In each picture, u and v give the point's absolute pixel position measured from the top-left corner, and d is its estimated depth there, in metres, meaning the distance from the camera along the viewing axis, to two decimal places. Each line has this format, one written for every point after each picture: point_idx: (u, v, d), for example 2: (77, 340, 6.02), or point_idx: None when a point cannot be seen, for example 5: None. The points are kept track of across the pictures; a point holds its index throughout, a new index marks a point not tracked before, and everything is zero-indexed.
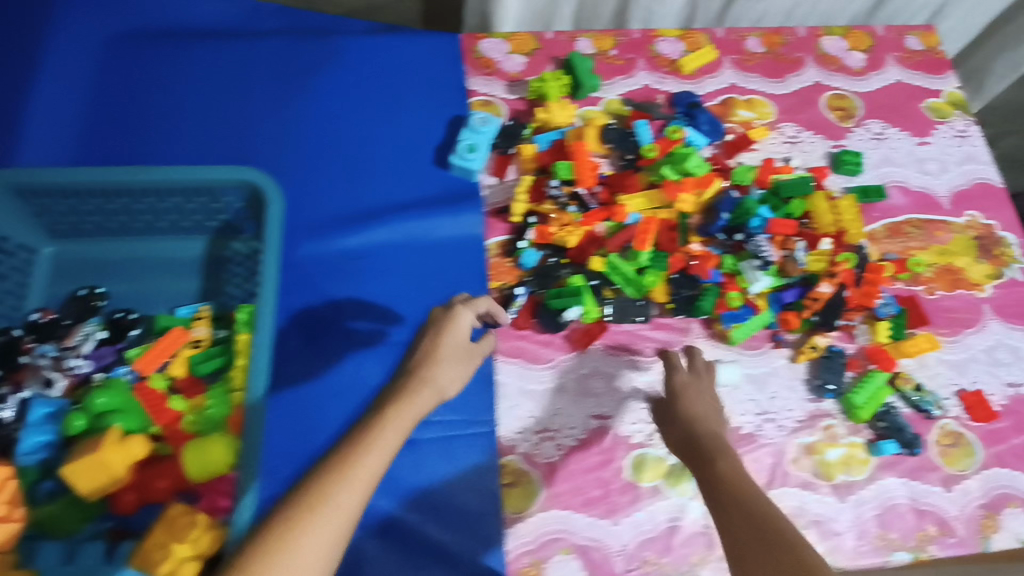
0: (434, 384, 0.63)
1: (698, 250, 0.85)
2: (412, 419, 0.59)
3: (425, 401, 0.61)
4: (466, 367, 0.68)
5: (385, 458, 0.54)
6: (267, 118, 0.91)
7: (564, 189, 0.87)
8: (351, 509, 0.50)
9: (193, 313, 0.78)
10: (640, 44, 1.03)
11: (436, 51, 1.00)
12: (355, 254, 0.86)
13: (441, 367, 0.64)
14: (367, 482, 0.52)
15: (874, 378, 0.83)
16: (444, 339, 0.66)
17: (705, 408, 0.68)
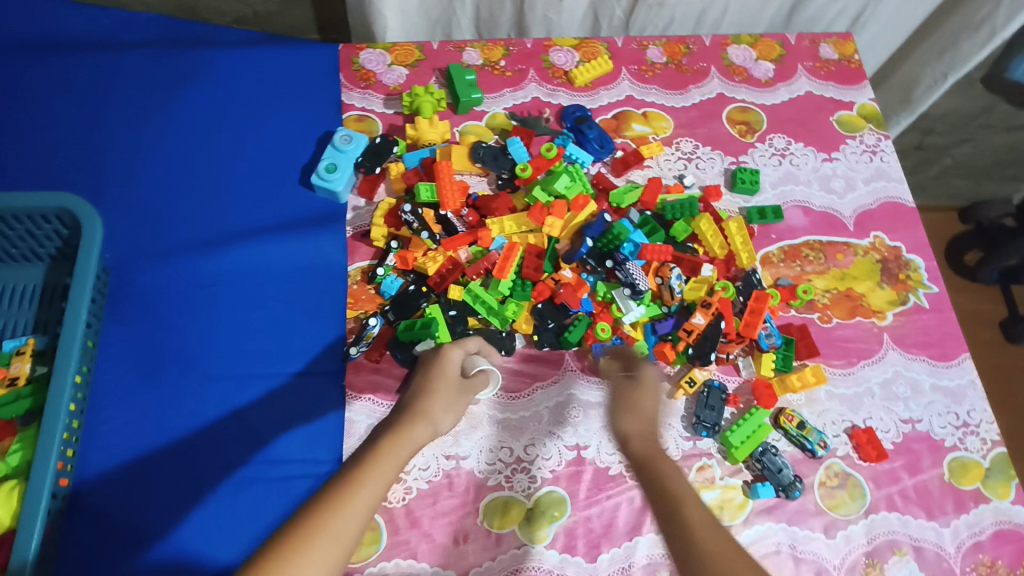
0: (430, 419, 0.61)
1: (568, 277, 0.79)
2: (408, 454, 0.56)
3: (421, 436, 0.59)
4: (458, 407, 0.66)
5: (380, 490, 0.51)
6: (127, 139, 0.88)
7: (416, 211, 0.81)
8: (348, 539, 0.48)
9: (16, 348, 0.72)
10: (533, 54, 0.98)
11: (314, 62, 0.95)
12: (206, 280, 0.82)
13: (435, 402, 0.63)
14: (366, 514, 0.49)
15: (754, 416, 0.78)
16: (436, 375, 0.66)
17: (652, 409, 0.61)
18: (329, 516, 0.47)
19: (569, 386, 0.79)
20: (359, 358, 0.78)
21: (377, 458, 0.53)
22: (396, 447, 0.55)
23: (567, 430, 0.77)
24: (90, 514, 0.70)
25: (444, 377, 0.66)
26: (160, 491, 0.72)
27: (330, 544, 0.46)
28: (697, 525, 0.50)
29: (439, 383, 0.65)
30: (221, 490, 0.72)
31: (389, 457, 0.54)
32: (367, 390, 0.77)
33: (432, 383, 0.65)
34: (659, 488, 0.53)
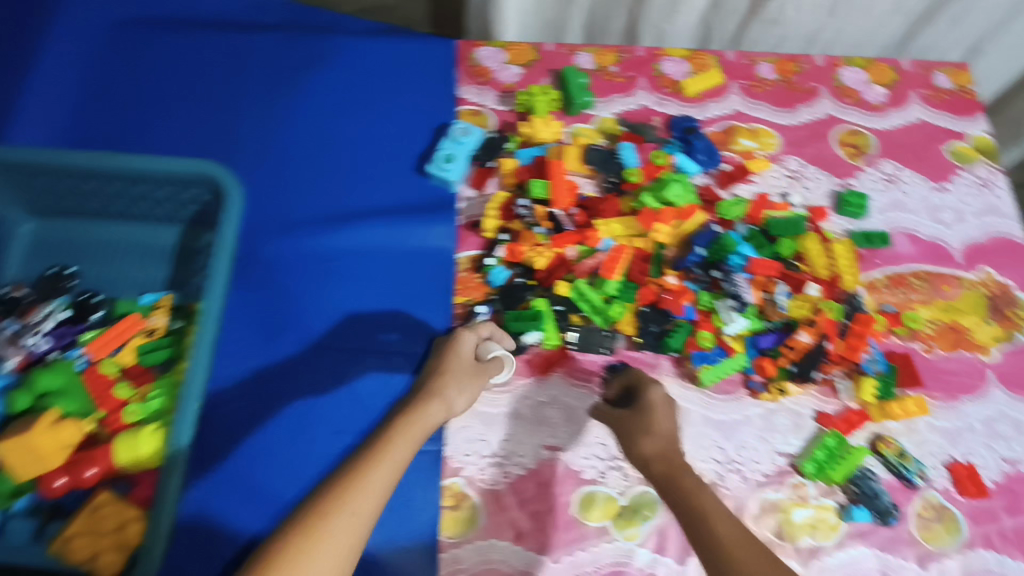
0: (443, 397, 0.71)
1: (673, 284, 0.81)
2: (423, 432, 0.67)
3: (434, 414, 0.69)
4: (475, 386, 0.74)
5: (395, 468, 0.61)
6: (257, 116, 0.93)
7: (531, 208, 0.84)
8: (367, 512, 0.56)
9: (154, 301, 0.78)
10: (643, 62, 0.99)
11: (432, 54, 0.98)
12: (325, 256, 0.86)
13: (449, 382, 0.73)
14: (382, 489, 0.59)
15: (855, 454, 0.77)
16: (450, 357, 0.76)
17: (671, 426, 0.70)
18: (354, 489, 0.57)
19: (666, 392, 0.80)
20: None
21: (388, 444, 0.63)
22: (409, 430, 0.66)
23: None
24: (208, 466, 0.75)
25: (457, 360, 0.75)
26: (273, 450, 0.76)
27: (348, 518, 0.55)
28: (719, 526, 0.58)
29: (453, 365, 0.75)
30: (330, 455, 0.76)
31: (404, 439, 0.64)
32: None
33: (446, 365, 0.75)
34: (681, 504, 0.62)
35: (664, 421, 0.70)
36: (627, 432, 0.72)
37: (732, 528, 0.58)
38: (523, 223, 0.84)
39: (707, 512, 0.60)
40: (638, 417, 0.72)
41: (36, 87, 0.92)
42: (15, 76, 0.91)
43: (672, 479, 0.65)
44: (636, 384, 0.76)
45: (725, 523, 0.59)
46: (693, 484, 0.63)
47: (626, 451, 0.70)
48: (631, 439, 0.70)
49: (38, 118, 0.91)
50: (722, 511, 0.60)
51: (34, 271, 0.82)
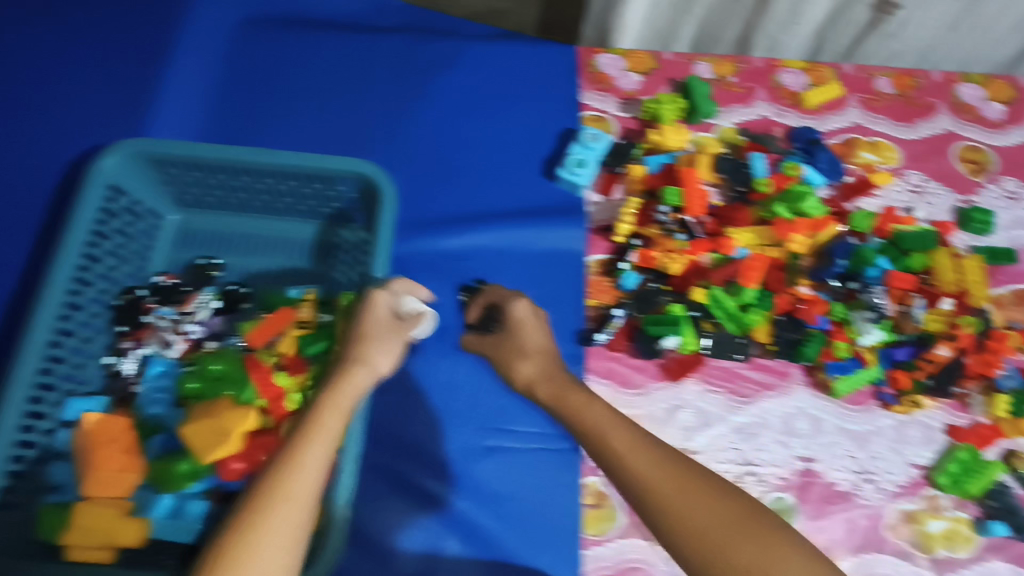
0: (368, 363, 0.60)
1: (806, 294, 0.82)
2: (353, 398, 0.57)
3: (360, 380, 0.59)
4: (398, 338, 0.65)
5: (331, 441, 0.53)
6: (383, 114, 0.94)
7: (673, 215, 0.85)
8: (306, 497, 0.50)
9: (301, 295, 0.79)
10: (763, 73, 0.99)
11: (555, 58, 0.98)
12: (456, 255, 0.86)
13: (370, 347, 0.62)
14: (324, 464, 0.52)
15: (989, 471, 0.77)
16: (364, 320, 0.64)
17: (545, 340, 0.68)
18: (281, 483, 0.49)
19: (798, 400, 0.81)
20: (602, 345, 0.81)
21: (317, 419, 0.54)
22: (334, 398, 0.56)
23: (795, 441, 0.80)
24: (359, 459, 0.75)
25: (374, 320, 0.64)
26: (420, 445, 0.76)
27: (291, 506, 0.49)
28: (665, 494, 0.52)
29: (373, 327, 0.63)
30: (471, 452, 0.76)
31: (330, 411, 0.55)
32: (606, 375, 0.81)
33: (362, 330, 0.63)
34: (617, 476, 0.55)
35: (530, 334, 0.68)
36: (498, 360, 0.70)
37: (677, 489, 0.52)
38: (661, 229, 0.85)
39: (622, 456, 0.55)
40: (512, 342, 0.69)
41: (167, 78, 0.90)
42: None
43: (601, 445, 0.56)
44: (503, 306, 0.74)
45: (674, 487, 0.52)
46: (581, 404, 0.60)
47: (509, 376, 0.68)
48: (513, 362, 0.67)
49: (165, 107, 0.90)
50: (667, 469, 0.53)
51: (182, 263, 0.84)
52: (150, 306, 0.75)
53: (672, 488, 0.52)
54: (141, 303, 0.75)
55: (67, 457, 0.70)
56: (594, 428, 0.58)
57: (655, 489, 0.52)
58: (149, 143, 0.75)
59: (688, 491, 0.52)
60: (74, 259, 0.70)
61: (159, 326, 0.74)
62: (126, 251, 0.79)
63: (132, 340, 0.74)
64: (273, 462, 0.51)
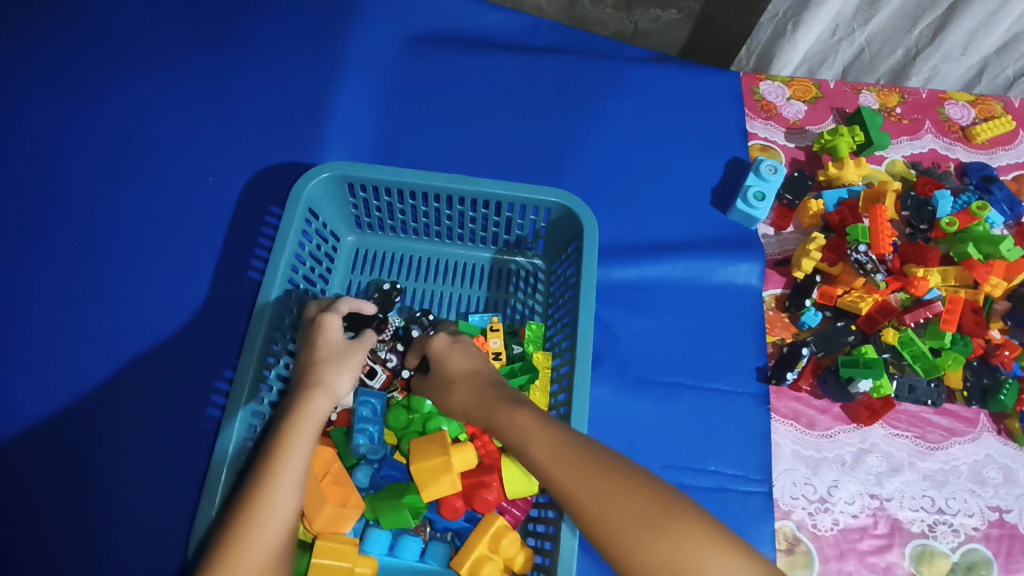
0: (327, 387, 0.60)
1: (999, 338, 0.81)
2: (315, 427, 0.57)
3: (321, 407, 0.58)
4: (356, 362, 0.64)
5: (300, 470, 0.53)
6: (548, 136, 0.93)
7: (868, 254, 0.81)
8: (281, 527, 0.51)
9: (486, 323, 0.79)
10: (929, 105, 0.98)
11: (719, 87, 0.98)
12: (633, 286, 0.85)
13: (326, 369, 0.62)
14: (292, 496, 0.52)
15: None
16: (317, 347, 0.64)
17: (469, 363, 0.65)
18: (251, 514, 0.50)
19: (987, 446, 0.79)
20: (787, 384, 0.80)
21: (284, 448, 0.54)
22: (300, 428, 0.56)
23: (987, 490, 0.77)
24: None
25: (325, 345, 0.64)
26: None
27: (262, 539, 0.49)
28: (555, 467, 0.51)
29: (322, 352, 0.63)
30: None
31: (296, 440, 0.55)
32: (790, 416, 0.80)
33: (314, 355, 0.63)
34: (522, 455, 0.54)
35: (455, 363, 0.65)
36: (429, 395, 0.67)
37: (568, 466, 0.50)
38: (853, 266, 0.82)
39: (526, 439, 0.54)
40: (434, 376, 0.66)
41: (337, 98, 0.92)
42: (320, 85, 0.92)
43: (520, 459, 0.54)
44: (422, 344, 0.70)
45: (566, 493, 0.49)
46: (502, 418, 0.57)
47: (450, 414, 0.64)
48: (443, 396, 0.64)
49: (339, 129, 0.90)
50: (573, 471, 0.50)
51: (360, 286, 0.84)
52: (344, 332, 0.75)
53: (568, 466, 0.50)
54: None
55: None
56: (516, 443, 0.54)
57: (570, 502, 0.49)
58: (353, 167, 0.76)
59: (579, 494, 0.49)
60: (284, 277, 0.71)
61: None
62: (314, 274, 0.79)
63: None
64: (243, 493, 0.52)
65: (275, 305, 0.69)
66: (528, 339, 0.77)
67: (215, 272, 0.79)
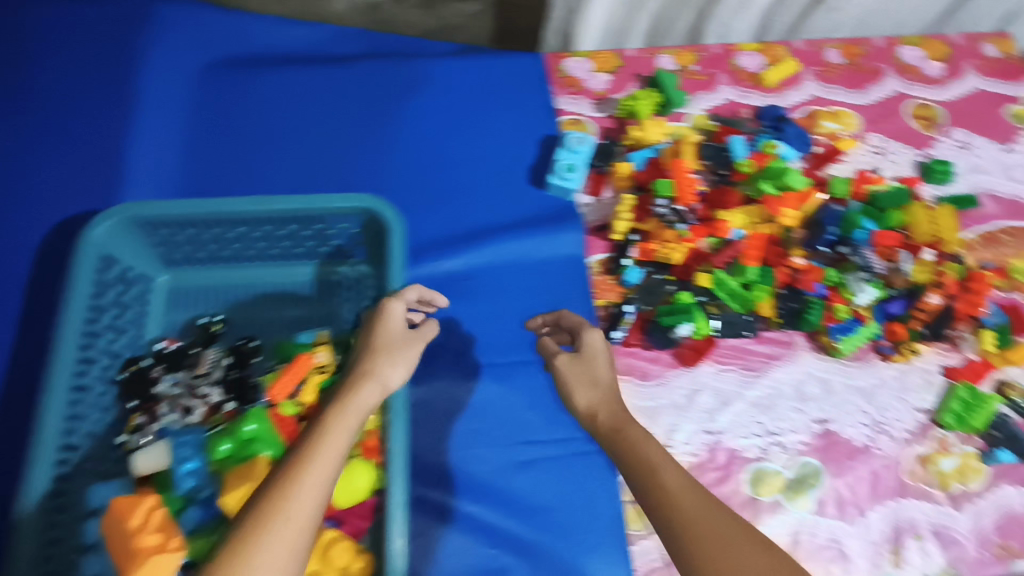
0: (377, 377, 0.59)
1: (802, 264, 0.86)
2: (358, 420, 0.55)
3: (368, 398, 0.57)
4: (409, 357, 0.62)
5: (337, 459, 0.51)
6: (361, 143, 0.94)
7: (670, 207, 0.87)
8: (308, 515, 0.47)
9: (312, 339, 0.77)
10: (721, 59, 1.04)
11: (522, 70, 1.01)
12: (459, 275, 0.86)
13: (381, 357, 0.60)
14: (323, 486, 0.48)
15: (989, 404, 0.82)
16: (378, 333, 0.63)
17: (606, 374, 0.63)
18: (281, 499, 0.46)
19: (806, 365, 0.85)
20: (618, 342, 0.83)
21: (325, 433, 0.52)
22: (342, 415, 0.54)
23: (809, 405, 0.83)
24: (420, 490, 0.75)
25: (386, 333, 0.63)
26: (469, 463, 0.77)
27: (288, 526, 0.45)
28: (680, 500, 0.51)
29: (383, 340, 0.63)
30: (505, 465, 0.77)
31: (341, 424, 0.53)
32: (624, 371, 0.83)
33: (374, 341, 0.62)
34: (639, 476, 0.54)
35: (601, 369, 0.63)
36: (563, 384, 0.64)
37: (696, 503, 0.51)
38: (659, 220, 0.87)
39: (656, 466, 0.54)
40: (574, 369, 0.64)
41: (136, 135, 0.89)
42: (114, 123, 0.89)
43: (653, 487, 0.53)
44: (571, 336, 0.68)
45: (716, 530, 0.49)
46: (641, 438, 0.57)
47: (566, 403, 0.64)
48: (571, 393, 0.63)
49: (138, 166, 0.87)
50: (701, 511, 0.50)
51: (178, 325, 0.81)
52: (159, 375, 0.73)
53: (695, 506, 0.51)
54: (149, 374, 0.72)
55: (97, 546, 0.66)
56: (642, 465, 0.55)
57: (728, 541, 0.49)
58: (140, 208, 0.73)
59: (739, 541, 0.49)
60: (62, 410, 0.64)
61: (173, 395, 0.72)
62: (124, 322, 0.77)
63: (145, 414, 0.71)
64: (279, 469, 0.49)
65: (44, 503, 0.61)
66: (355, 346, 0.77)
67: (20, 339, 0.76)
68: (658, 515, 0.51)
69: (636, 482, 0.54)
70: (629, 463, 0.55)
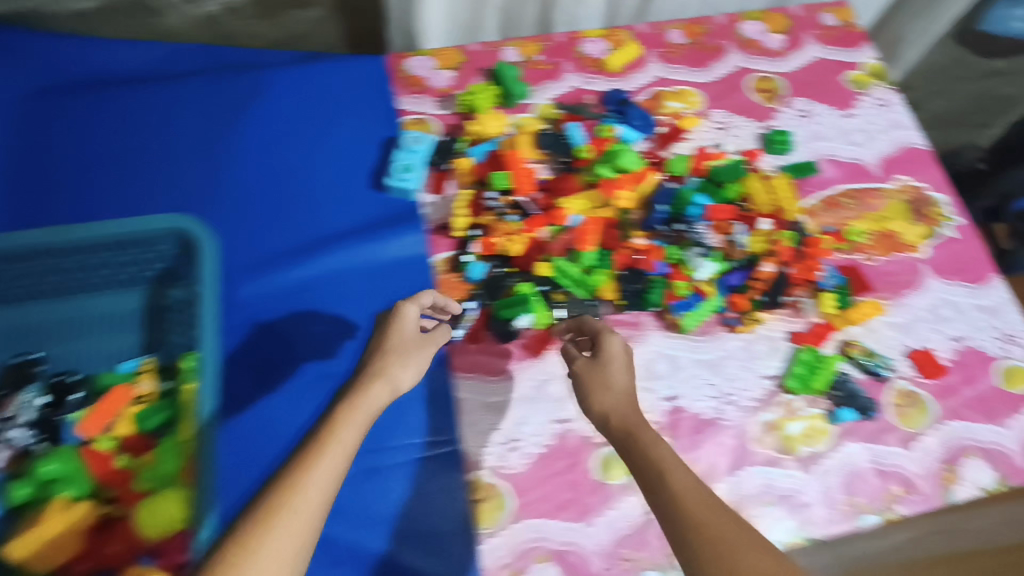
0: (388, 377, 0.63)
1: (641, 244, 0.87)
2: (367, 419, 0.59)
3: (378, 397, 0.61)
4: (420, 358, 0.67)
5: (343, 456, 0.54)
6: (196, 160, 0.91)
7: (501, 199, 0.88)
8: (316, 508, 0.50)
9: (136, 367, 0.77)
10: (565, 47, 1.04)
11: (363, 73, 0.99)
12: (300, 287, 0.84)
13: (392, 359, 0.65)
14: (332, 482, 0.52)
15: (828, 364, 0.85)
16: (391, 335, 0.68)
17: (622, 378, 0.64)
18: (288, 492, 0.50)
19: (655, 343, 0.85)
20: (462, 339, 0.82)
21: (335, 431, 0.56)
22: (353, 413, 0.58)
23: (658, 384, 0.83)
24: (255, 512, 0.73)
25: (399, 336, 0.68)
26: None
27: (292, 518, 0.48)
28: (692, 504, 0.52)
29: (393, 340, 0.68)
30: (350, 478, 0.76)
31: (347, 424, 0.57)
32: (471, 369, 0.82)
33: (388, 341, 0.68)
34: (652, 479, 0.54)
35: (619, 376, 0.64)
36: (581, 386, 0.64)
37: (710, 505, 0.52)
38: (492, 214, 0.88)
39: (665, 468, 0.55)
40: (594, 366, 0.65)
41: None
42: None
43: (663, 488, 0.53)
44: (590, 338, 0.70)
45: (728, 536, 0.49)
46: (651, 441, 0.57)
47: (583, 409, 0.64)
48: (586, 397, 0.63)
49: None
50: (714, 517, 0.51)
51: None
52: None
53: (711, 507, 0.52)
54: None
55: None
56: (655, 468, 0.55)
57: (732, 544, 0.49)
58: None
59: (742, 543, 0.49)
60: None
61: None
62: None
63: None
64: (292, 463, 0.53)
65: None
66: (179, 372, 0.77)
67: None
68: (669, 517, 0.52)
69: (647, 482, 0.55)
70: (643, 464, 0.56)
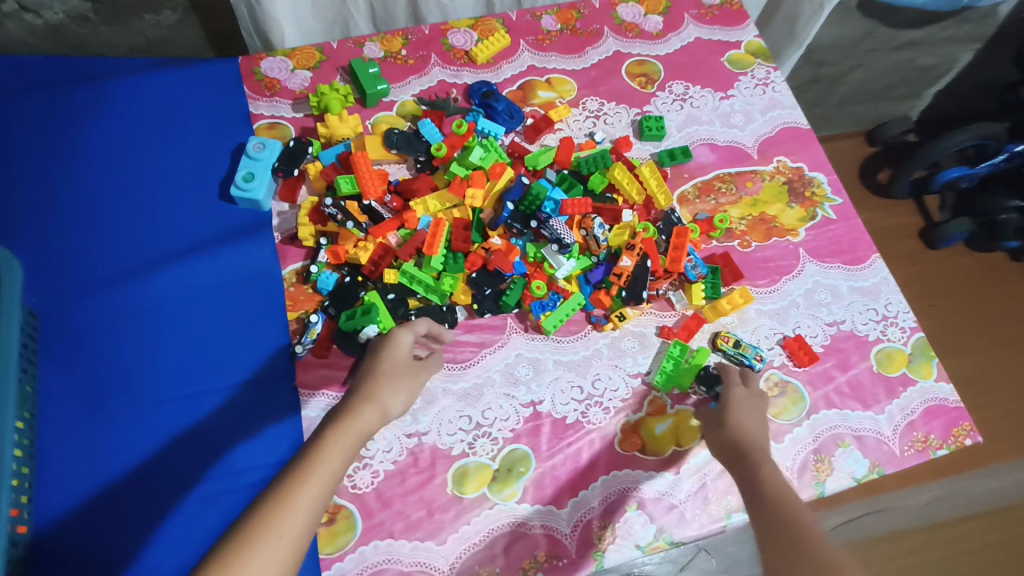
0: (378, 402, 0.60)
1: (498, 244, 0.82)
2: (356, 442, 0.55)
3: (368, 421, 0.58)
4: (411, 388, 0.65)
5: (331, 482, 0.51)
6: (30, 179, 0.86)
7: (338, 205, 0.82)
8: (296, 535, 0.47)
9: None
10: (431, 39, 0.99)
11: (216, 78, 0.94)
12: (138, 309, 0.80)
13: (383, 383, 0.62)
14: (316, 508, 0.49)
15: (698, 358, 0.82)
16: (384, 359, 0.65)
17: (754, 422, 0.68)
18: (275, 513, 0.47)
19: (516, 347, 0.82)
20: (306, 355, 0.79)
21: (325, 450, 0.53)
22: (344, 434, 0.55)
23: (520, 389, 0.80)
24: (71, 551, 0.69)
25: (392, 360, 0.65)
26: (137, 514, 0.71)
27: (275, 543, 0.46)
28: (784, 505, 0.55)
29: (386, 365, 0.64)
30: (186, 506, 0.72)
31: (332, 447, 0.53)
32: (319, 386, 0.78)
33: (380, 366, 0.64)
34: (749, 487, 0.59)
35: (747, 418, 0.68)
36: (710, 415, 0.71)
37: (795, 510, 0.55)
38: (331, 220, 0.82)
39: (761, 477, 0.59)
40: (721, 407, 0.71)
41: None
42: None
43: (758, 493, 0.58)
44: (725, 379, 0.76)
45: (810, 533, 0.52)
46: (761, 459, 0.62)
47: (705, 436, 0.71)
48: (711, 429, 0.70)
49: None
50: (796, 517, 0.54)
51: None
52: None
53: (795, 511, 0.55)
54: None
55: None
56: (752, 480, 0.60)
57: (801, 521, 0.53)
58: None
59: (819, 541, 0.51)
60: None
61: None
62: None
63: None
64: (280, 476, 0.51)
65: None
66: None
67: None
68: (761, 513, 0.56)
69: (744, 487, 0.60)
70: (742, 476, 0.61)
